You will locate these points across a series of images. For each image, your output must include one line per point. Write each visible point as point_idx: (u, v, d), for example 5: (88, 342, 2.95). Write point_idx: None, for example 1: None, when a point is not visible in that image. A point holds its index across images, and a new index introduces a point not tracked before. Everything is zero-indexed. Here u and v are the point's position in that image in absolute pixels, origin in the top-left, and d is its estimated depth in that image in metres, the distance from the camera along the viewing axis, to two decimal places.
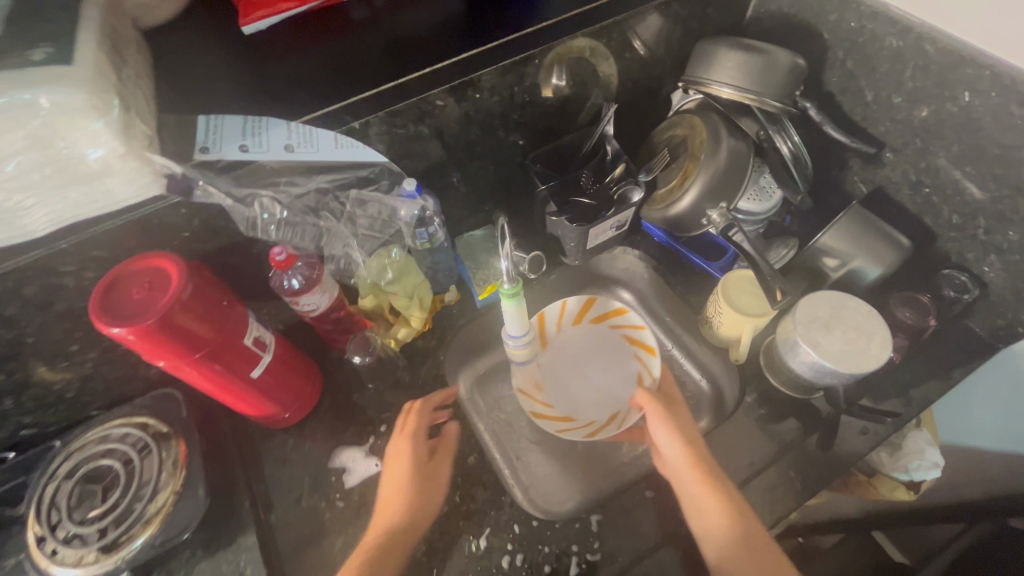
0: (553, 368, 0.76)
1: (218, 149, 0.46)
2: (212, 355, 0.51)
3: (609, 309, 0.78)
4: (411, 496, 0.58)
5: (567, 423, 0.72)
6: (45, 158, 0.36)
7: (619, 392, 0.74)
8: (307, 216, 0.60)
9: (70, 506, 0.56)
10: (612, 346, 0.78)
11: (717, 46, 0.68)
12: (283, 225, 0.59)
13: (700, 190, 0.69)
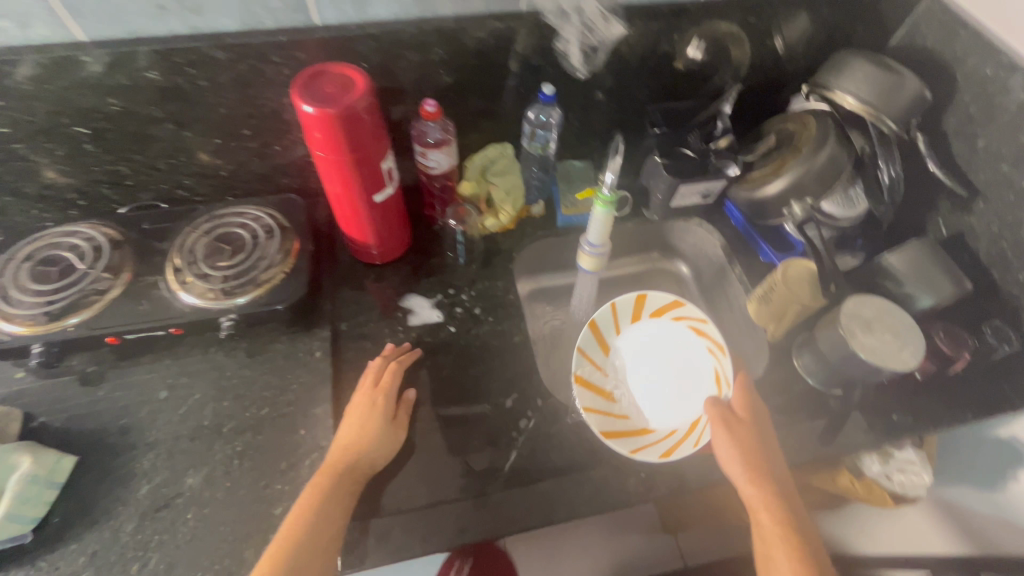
0: (621, 373, 0.76)
1: None
2: (361, 162, 0.61)
3: (669, 300, 0.78)
4: (374, 439, 0.61)
5: (646, 436, 0.70)
6: None
7: (697, 398, 0.73)
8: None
9: (204, 254, 0.69)
10: (679, 341, 0.78)
11: (853, 58, 0.74)
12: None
13: (793, 181, 0.75)
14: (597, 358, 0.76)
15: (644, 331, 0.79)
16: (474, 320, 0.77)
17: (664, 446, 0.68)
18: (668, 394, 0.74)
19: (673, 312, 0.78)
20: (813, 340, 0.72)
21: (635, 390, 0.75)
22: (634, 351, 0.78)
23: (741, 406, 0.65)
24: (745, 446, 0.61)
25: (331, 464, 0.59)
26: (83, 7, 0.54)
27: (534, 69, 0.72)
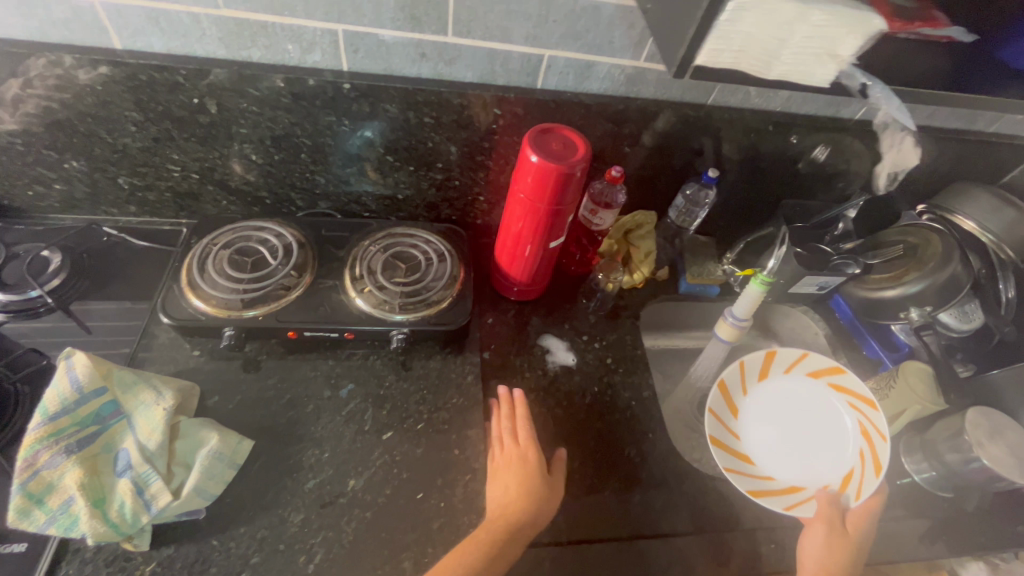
0: (754, 430, 0.78)
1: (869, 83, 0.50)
2: (557, 211, 0.68)
3: (828, 365, 0.80)
4: (530, 498, 0.60)
5: (796, 496, 0.72)
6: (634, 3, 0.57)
7: (834, 450, 0.76)
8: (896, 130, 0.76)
9: (379, 268, 0.74)
10: (810, 392, 0.81)
11: (978, 189, 0.84)
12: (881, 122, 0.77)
13: (914, 289, 0.82)
14: (726, 420, 0.78)
15: (775, 386, 0.81)
16: (606, 369, 0.81)
17: (790, 497, 0.71)
18: (782, 436, 0.78)
19: (830, 378, 0.81)
20: (927, 439, 0.77)
21: (785, 454, 0.77)
22: (764, 404, 0.80)
23: (825, 545, 0.64)
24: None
25: (488, 525, 0.58)
26: (360, 45, 0.62)
27: (699, 152, 0.80)
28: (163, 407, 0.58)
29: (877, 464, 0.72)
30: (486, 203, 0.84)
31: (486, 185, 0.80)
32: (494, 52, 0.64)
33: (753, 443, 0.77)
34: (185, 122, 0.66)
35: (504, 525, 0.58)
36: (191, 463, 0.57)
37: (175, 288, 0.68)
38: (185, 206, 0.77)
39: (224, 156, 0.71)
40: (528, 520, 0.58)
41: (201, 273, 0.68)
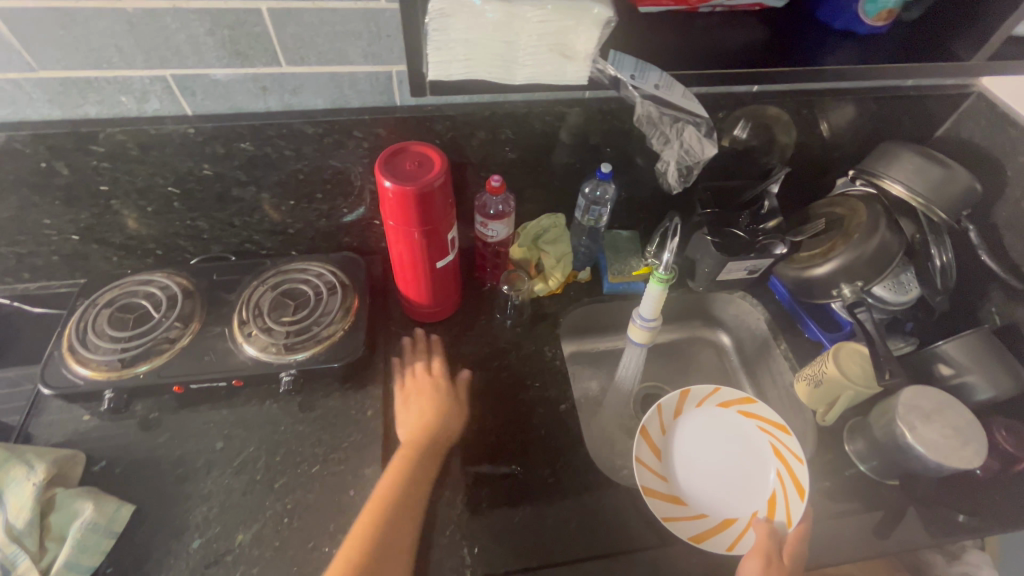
0: (678, 471, 0.74)
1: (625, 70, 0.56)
2: (428, 232, 0.65)
3: (737, 395, 0.78)
4: (438, 413, 0.70)
5: (733, 532, 0.68)
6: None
7: (756, 477, 0.73)
8: (665, 124, 0.69)
9: (268, 308, 0.72)
10: (725, 424, 0.78)
11: (902, 149, 0.76)
12: (643, 120, 0.70)
13: (841, 264, 0.77)
14: (654, 465, 0.73)
15: (690, 420, 0.78)
16: (521, 384, 0.78)
17: (729, 535, 0.68)
18: (713, 475, 0.74)
19: (740, 406, 0.78)
20: (866, 427, 0.72)
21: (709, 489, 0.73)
22: (681, 442, 0.76)
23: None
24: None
25: (410, 440, 0.67)
26: (195, 87, 0.60)
27: (594, 144, 0.75)
28: (33, 482, 0.57)
29: (800, 486, 0.69)
30: (383, 227, 0.81)
31: (376, 209, 0.77)
32: (337, 76, 0.61)
33: (681, 486, 0.73)
34: (45, 187, 0.65)
35: (427, 435, 0.67)
36: (65, 535, 0.56)
37: (55, 356, 0.67)
38: (76, 267, 0.76)
39: (97, 214, 0.70)
40: (444, 426, 0.69)
41: (81, 337, 0.67)
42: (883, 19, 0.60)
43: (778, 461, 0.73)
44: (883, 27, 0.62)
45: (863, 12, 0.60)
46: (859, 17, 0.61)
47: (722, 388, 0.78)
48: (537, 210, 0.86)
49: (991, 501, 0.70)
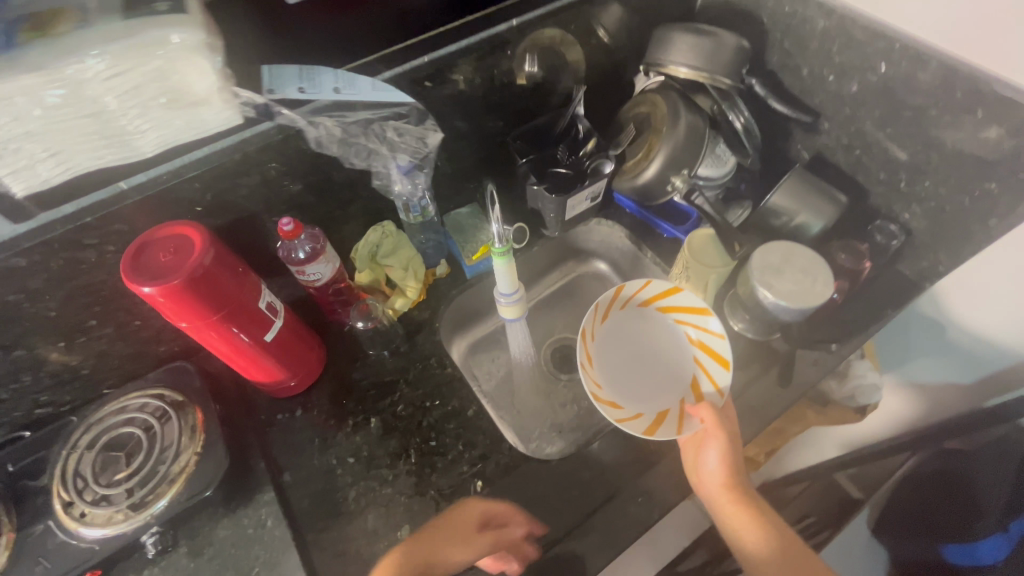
0: (609, 375, 0.73)
1: (280, 87, 0.55)
2: (231, 316, 0.56)
3: (663, 289, 0.73)
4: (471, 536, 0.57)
5: (671, 417, 0.69)
6: (166, 89, 0.45)
7: (674, 366, 0.75)
8: (360, 135, 0.62)
9: (94, 473, 0.59)
10: (644, 321, 0.76)
11: (671, 30, 0.76)
12: (340, 142, 0.61)
13: (664, 160, 0.77)
14: (589, 374, 0.70)
15: (616, 321, 0.75)
16: (422, 410, 0.72)
17: (675, 423, 0.67)
18: (639, 374, 0.75)
19: (664, 300, 0.74)
20: (740, 301, 0.75)
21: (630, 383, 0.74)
22: (608, 345, 0.75)
23: (727, 457, 0.60)
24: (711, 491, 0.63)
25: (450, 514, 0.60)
26: None
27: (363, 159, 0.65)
28: None
29: (723, 359, 0.69)
30: None
31: None
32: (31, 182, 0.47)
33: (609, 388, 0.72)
34: None
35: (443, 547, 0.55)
36: None
37: None
38: None
39: None
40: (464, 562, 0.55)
41: None
42: None
43: (695, 348, 0.73)
44: None
45: None
46: None
47: (650, 282, 0.74)
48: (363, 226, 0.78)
49: (851, 313, 0.78)
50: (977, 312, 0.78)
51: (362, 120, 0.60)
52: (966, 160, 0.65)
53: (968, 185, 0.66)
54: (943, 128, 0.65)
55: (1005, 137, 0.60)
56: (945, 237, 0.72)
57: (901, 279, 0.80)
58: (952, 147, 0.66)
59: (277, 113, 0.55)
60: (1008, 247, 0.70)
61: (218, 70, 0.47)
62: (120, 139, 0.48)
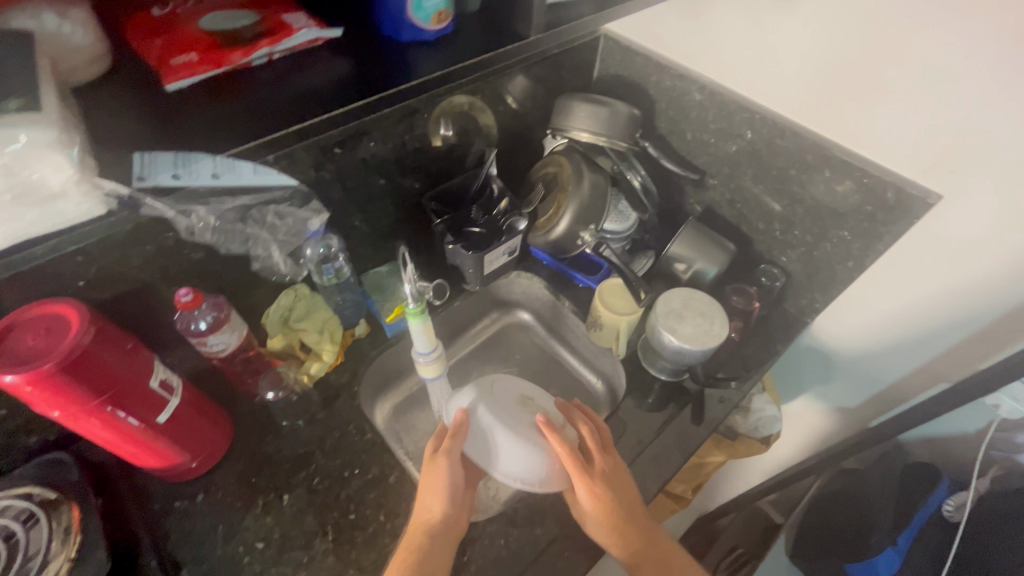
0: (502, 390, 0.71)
1: (148, 176, 0.47)
2: (116, 399, 0.51)
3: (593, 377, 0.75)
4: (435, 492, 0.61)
5: None
6: (13, 187, 0.39)
7: None
8: (238, 222, 0.62)
9: None
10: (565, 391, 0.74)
11: (571, 100, 0.83)
12: (216, 231, 0.60)
13: (572, 216, 0.82)
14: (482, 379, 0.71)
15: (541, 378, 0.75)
16: (341, 482, 0.68)
17: None
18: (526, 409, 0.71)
19: None
20: (651, 345, 0.79)
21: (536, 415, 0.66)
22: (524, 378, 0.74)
23: (598, 507, 0.60)
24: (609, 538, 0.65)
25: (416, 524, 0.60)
26: None
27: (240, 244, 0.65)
28: None
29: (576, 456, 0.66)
30: None
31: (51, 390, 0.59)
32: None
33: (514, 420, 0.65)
34: None
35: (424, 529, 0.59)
36: None
37: None
38: None
39: None
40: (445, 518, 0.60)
41: None
42: (442, 19, 0.59)
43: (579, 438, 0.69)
44: (448, 25, 0.61)
45: (417, 17, 0.58)
46: (418, 23, 0.58)
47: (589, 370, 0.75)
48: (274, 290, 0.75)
49: (749, 350, 0.85)
50: (850, 342, 0.88)
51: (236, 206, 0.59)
52: (823, 212, 0.75)
53: (828, 233, 0.77)
54: (802, 186, 0.75)
55: (849, 193, 0.71)
56: (817, 278, 0.82)
57: (788, 316, 0.89)
58: (810, 201, 0.76)
59: (144, 209, 0.50)
60: (866, 286, 0.80)
61: (77, 163, 0.41)
62: None
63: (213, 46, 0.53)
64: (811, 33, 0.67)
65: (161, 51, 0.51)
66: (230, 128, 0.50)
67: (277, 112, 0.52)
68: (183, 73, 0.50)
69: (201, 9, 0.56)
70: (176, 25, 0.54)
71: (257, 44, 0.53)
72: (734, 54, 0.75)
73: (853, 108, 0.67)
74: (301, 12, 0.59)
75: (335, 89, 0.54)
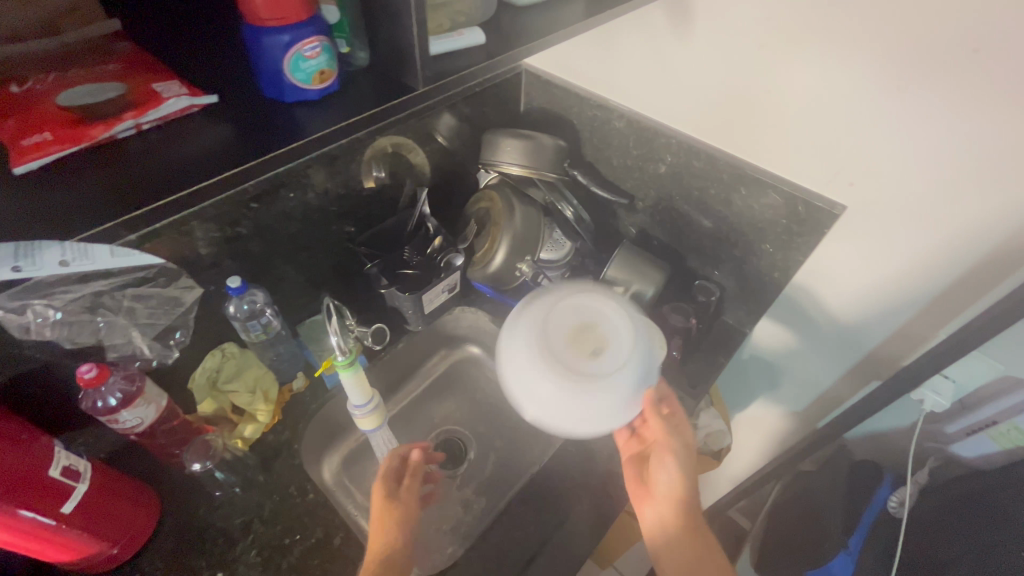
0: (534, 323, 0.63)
1: None
2: (9, 495, 0.47)
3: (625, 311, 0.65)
4: (396, 525, 0.61)
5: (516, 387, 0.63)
6: None
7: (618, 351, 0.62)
8: (88, 311, 0.57)
9: None
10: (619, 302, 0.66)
11: (497, 135, 0.84)
12: (60, 325, 0.55)
13: (507, 249, 0.82)
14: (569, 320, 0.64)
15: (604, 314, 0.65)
16: (281, 550, 0.64)
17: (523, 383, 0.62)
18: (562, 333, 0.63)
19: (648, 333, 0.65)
20: None
21: (588, 366, 0.61)
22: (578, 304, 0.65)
23: (679, 475, 0.64)
24: (649, 498, 0.65)
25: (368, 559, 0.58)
26: None
27: (96, 333, 0.60)
28: None
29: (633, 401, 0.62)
30: None
31: None
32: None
33: (579, 379, 0.59)
34: None
35: (377, 557, 0.58)
36: None
37: None
38: None
39: None
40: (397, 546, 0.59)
41: None
42: (324, 79, 0.51)
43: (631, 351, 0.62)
44: (333, 84, 0.53)
45: (296, 81, 0.49)
46: (298, 86, 0.50)
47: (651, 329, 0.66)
48: (200, 352, 0.71)
49: (693, 365, 0.86)
50: (787, 349, 0.90)
51: (85, 292, 0.56)
52: (745, 227, 0.78)
53: (752, 247, 0.79)
54: (722, 204, 0.78)
55: (764, 208, 0.74)
56: (749, 290, 0.85)
57: (728, 328, 0.91)
58: (732, 218, 0.79)
59: None
60: (793, 295, 0.82)
61: None
62: None
63: (71, 122, 0.44)
64: (708, 65, 0.70)
65: (14, 131, 0.43)
66: (86, 207, 0.41)
67: (146, 182, 0.43)
68: (28, 154, 0.42)
69: (63, 80, 0.46)
70: (26, 98, 0.45)
71: (121, 116, 0.45)
72: (644, 85, 0.78)
73: (756, 130, 0.70)
74: (179, 79, 0.50)
75: (220, 153, 0.46)
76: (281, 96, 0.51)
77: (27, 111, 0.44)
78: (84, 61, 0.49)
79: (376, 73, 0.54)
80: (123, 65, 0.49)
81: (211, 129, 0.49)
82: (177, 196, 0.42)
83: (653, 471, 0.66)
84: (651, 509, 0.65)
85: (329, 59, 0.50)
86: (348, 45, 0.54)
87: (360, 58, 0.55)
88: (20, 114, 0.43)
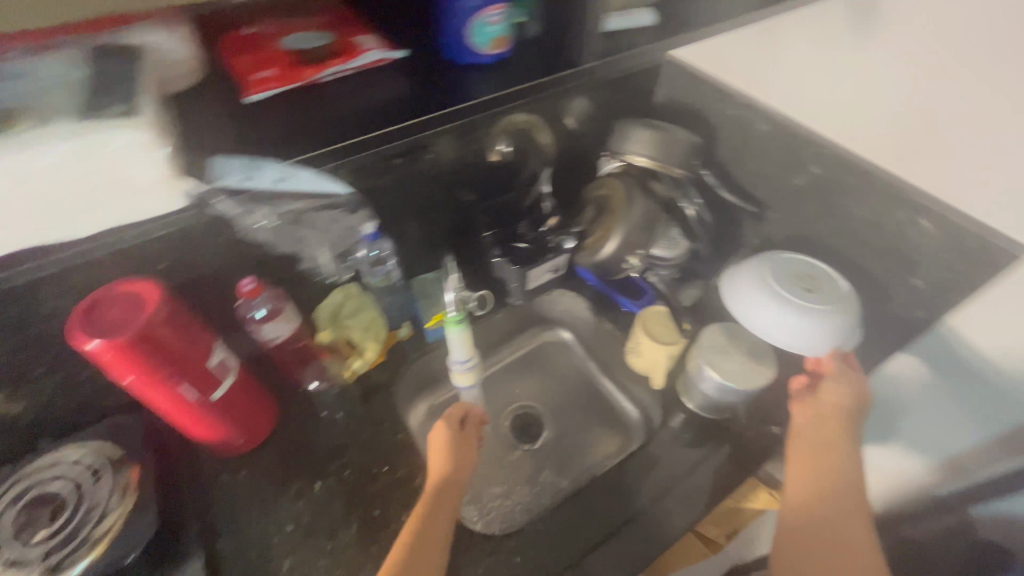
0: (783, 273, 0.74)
1: (229, 177, 0.53)
2: (180, 372, 0.56)
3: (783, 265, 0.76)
4: (452, 460, 0.66)
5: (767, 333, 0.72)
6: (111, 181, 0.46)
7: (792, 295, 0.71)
8: (295, 224, 0.66)
9: (14, 531, 0.57)
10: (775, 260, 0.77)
11: (629, 124, 0.83)
12: (273, 230, 0.65)
13: (620, 240, 0.81)
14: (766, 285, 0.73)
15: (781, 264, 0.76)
16: (370, 476, 0.71)
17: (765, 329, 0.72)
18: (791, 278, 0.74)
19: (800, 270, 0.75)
20: (689, 377, 0.77)
21: (812, 300, 0.71)
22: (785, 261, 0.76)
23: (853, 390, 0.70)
24: (808, 406, 0.71)
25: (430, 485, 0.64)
26: None
27: (301, 240, 0.70)
28: None
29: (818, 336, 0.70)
30: None
31: None
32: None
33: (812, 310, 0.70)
34: None
35: (437, 486, 0.64)
36: None
37: None
38: None
39: None
40: (454, 479, 0.65)
41: None
42: (500, 45, 0.59)
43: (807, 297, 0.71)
44: (506, 50, 0.61)
45: (477, 45, 0.59)
46: (477, 49, 0.59)
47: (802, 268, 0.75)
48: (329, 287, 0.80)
49: None
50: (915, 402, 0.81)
51: (295, 208, 0.63)
52: (893, 257, 0.71)
53: (897, 280, 0.71)
54: (870, 228, 0.71)
55: (922, 239, 0.66)
56: (883, 327, 0.77)
57: None
58: (879, 244, 0.71)
59: (210, 202, 0.54)
60: (935, 341, 0.74)
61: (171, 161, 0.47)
62: (66, 225, 0.48)
63: (287, 61, 0.55)
64: (880, 71, 0.65)
65: (249, 66, 0.55)
66: (300, 141, 0.55)
67: (345, 123, 0.56)
68: (251, 86, 0.53)
69: (287, 28, 0.58)
70: (260, 40, 0.57)
71: (327, 60, 0.56)
72: (801, 87, 0.74)
73: (924, 147, 0.64)
74: (372, 34, 0.61)
75: (399, 105, 0.58)
76: (460, 59, 0.60)
77: (258, 49, 0.56)
78: (303, 11, 0.61)
79: (541, 45, 0.63)
80: (331, 19, 0.60)
81: (393, 83, 0.59)
82: (365, 140, 0.54)
83: (822, 389, 0.71)
84: (809, 420, 0.70)
85: (507, 27, 0.58)
86: (525, 16, 0.61)
87: (530, 29, 0.63)
88: (253, 53, 0.55)
